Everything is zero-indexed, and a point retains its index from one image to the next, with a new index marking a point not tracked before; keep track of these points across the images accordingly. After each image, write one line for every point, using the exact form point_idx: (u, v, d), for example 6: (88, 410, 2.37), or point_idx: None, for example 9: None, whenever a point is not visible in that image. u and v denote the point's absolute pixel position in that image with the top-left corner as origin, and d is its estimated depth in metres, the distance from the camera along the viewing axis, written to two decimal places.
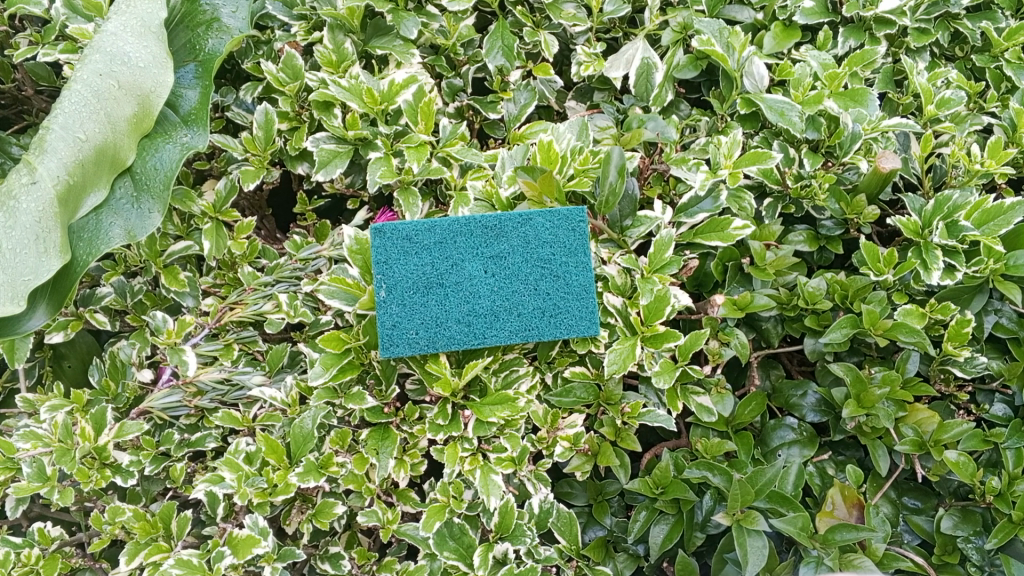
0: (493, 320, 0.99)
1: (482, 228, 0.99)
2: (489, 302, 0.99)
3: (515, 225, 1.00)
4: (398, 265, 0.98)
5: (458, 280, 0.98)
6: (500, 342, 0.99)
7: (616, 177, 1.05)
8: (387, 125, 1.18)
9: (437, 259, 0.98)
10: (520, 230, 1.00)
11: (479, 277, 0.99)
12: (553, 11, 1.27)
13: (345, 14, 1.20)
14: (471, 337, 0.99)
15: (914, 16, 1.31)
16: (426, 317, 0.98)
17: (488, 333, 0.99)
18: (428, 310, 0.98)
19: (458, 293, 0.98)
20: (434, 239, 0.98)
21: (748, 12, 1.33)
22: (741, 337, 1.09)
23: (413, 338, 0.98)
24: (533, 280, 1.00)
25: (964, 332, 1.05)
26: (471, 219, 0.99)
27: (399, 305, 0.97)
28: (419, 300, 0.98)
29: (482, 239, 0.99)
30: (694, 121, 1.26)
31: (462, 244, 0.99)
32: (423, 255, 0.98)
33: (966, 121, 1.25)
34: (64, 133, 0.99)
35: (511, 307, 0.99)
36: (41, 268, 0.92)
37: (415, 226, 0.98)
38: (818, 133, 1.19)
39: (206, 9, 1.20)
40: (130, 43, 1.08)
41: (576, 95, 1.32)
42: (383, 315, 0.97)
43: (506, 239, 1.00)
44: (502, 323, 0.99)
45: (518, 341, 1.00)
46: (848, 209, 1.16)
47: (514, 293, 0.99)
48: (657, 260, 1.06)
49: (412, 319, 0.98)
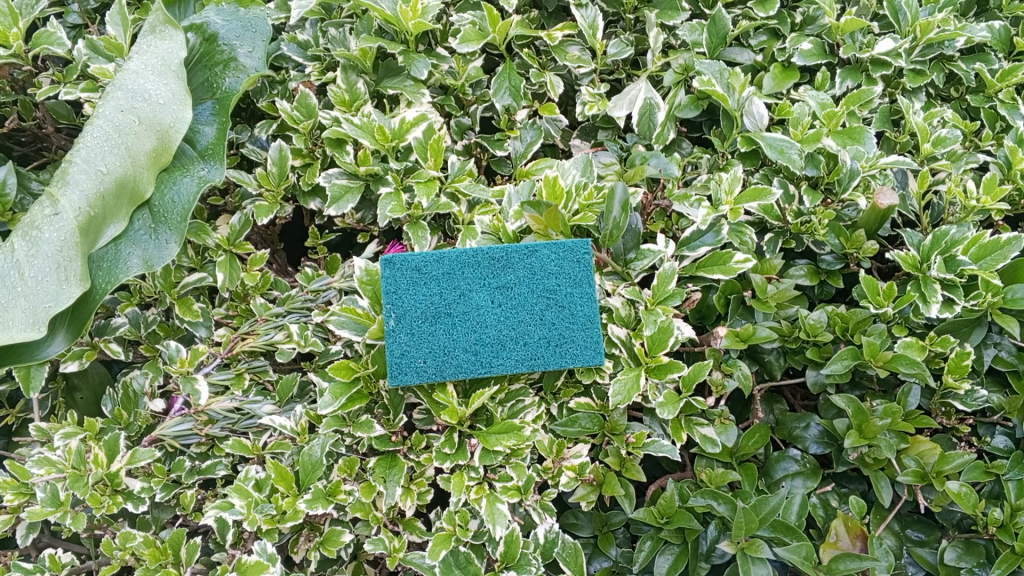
0: (499, 349, 1.01)
1: (489, 259, 1.02)
2: (496, 332, 1.01)
3: (521, 257, 1.03)
4: (407, 295, 1.00)
5: (466, 310, 1.01)
6: (506, 371, 1.01)
7: (620, 211, 1.09)
8: (398, 161, 1.21)
9: (446, 289, 1.01)
10: (526, 262, 1.03)
11: (486, 307, 1.01)
12: (558, 53, 1.31)
13: (359, 55, 1.25)
14: (479, 366, 1.01)
15: (909, 59, 1.36)
16: (434, 346, 1.00)
17: (495, 362, 1.01)
18: (435, 339, 1.00)
19: (465, 323, 1.01)
20: (443, 270, 1.01)
21: (748, 54, 1.38)
22: (744, 369, 1.10)
23: (421, 367, 1.00)
24: (538, 310, 1.02)
25: (964, 364, 1.07)
26: (478, 251, 1.02)
27: (407, 335, 1.00)
28: (428, 329, 1.00)
29: (489, 270, 1.02)
30: (696, 158, 1.29)
31: (470, 275, 1.02)
32: (432, 286, 1.01)
33: (961, 158, 1.28)
34: (87, 166, 1.03)
35: (518, 337, 1.02)
36: (61, 296, 0.94)
37: (424, 257, 1.01)
38: (817, 170, 1.22)
39: (223, 49, 1.25)
40: (151, 81, 1.12)
41: (581, 134, 1.36)
42: (392, 344, 0.99)
43: (513, 269, 1.03)
44: (508, 352, 1.01)
45: (524, 371, 1.01)
46: (847, 244, 1.19)
47: (521, 323, 1.02)
48: (661, 292, 1.08)
49: (420, 349, 1.00)
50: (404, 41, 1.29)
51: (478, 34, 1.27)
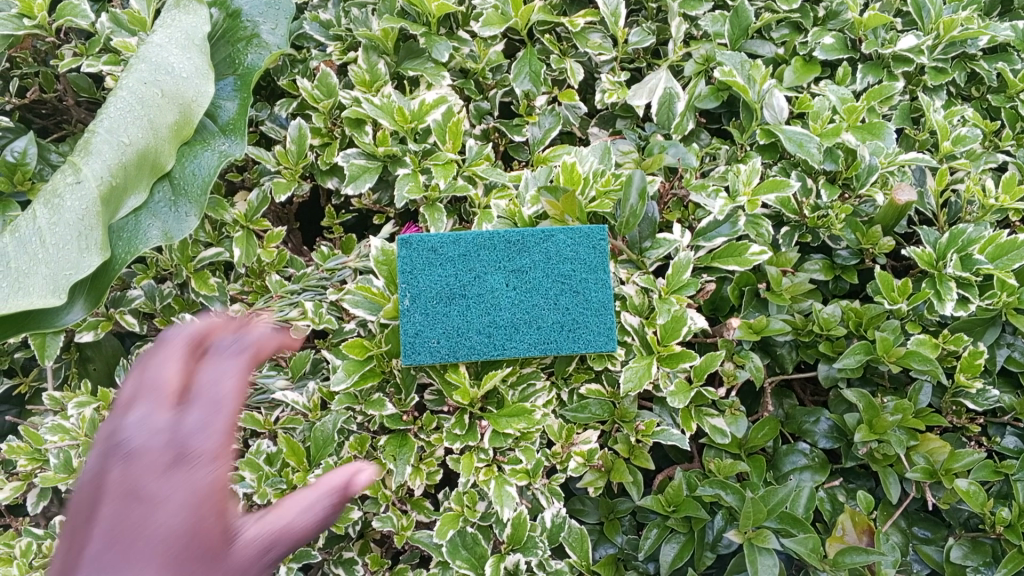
0: (512, 332, 1.02)
1: (505, 243, 1.02)
2: (509, 315, 1.02)
3: (537, 241, 1.03)
4: (422, 275, 1.01)
5: (480, 292, 1.02)
6: (519, 353, 1.02)
7: (637, 199, 1.09)
8: (416, 143, 1.22)
9: (460, 271, 1.02)
10: (542, 246, 1.03)
11: (500, 290, 1.02)
12: (580, 39, 1.31)
13: (380, 35, 1.25)
14: (491, 348, 1.01)
15: (931, 56, 1.36)
16: (447, 327, 1.01)
17: (508, 344, 1.02)
18: (449, 320, 1.01)
19: (479, 305, 1.01)
20: (458, 252, 1.02)
21: (770, 47, 1.36)
22: (756, 360, 1.10)
23: (434, 347, 1.01)
24: (553, 294, 1.03)
25: (978, 363, 1.06)
26: (495, 234, 1.02)
27: (421, 314, 1.01)
28: (442, 310, 1.01)
29: (504, 253, 1.02)
30: (714, 150, 1.28)
31: (485, 258, 1.02)
32: (447, 267, 1.01)
33: (981, 158, 1.28)
34: (109, 136, 1.05)
35: (531, 321, 1.02)
36: (82, 264, 0.94)
37: (442, 238, 1.02)
38: (836, 165, 1.21)
39: (247, 25, 1.25)
40: (175, 54, 1.13)
41: (599, 122, 1.35)
42: (406, 323, 1.00)
43: (529, 253, 1.03)
44: (522, 335, 1.02)
45: (537, 354, 1.02)
46: (864, 239, 1.18)
47: (535, 307, 1.02)
48: (675, 281, 1.09)
49: (434, 329, 1.01)
50: (426, 23, 1.29)
51: (500, 18, 1.26)
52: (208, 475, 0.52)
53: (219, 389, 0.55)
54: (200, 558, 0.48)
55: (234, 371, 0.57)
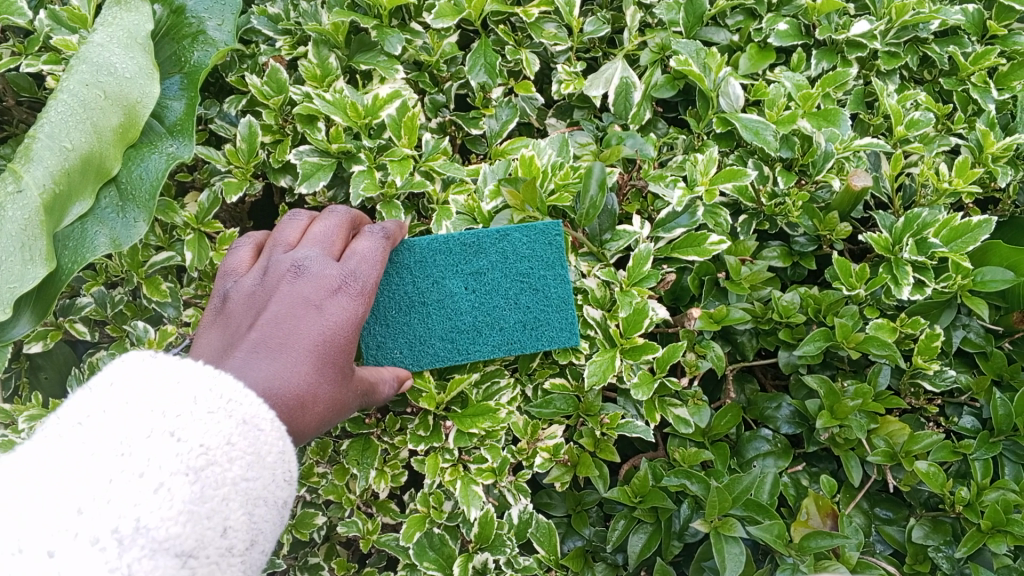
0: (474, 336, 1.09)
1: (460, 247, 1.09)
2: (470, 318, 1.09)
3: (492, 242, 1.09)
4: (382, 285, 1.09)
5: (440, 298, 1.10)
6: (483, 356, 1.09)
7: (597, 190, 1.08)
8: (371, 139, 1.19)
9: (418, 279, 1.09)
10: (498, 246, 1.09)
11: (460, 294, 1.10)
12: (534, 30, 1.30)
13: (330, 29, 1.22)
14: (455, 353, 1.08)
15: (885, 41, 1.37)
16: (410, 335, 1.09)
17: (472, 348, 1.09)
18: (411, 328, 1.09)
19: (440, 311, 1.10)
20: (415, 258, 1.09)
21: (724, 34, 1.37)
22: (718, 350, 1.11)
23: (398, 356, 1.08)
24: (512, 295, 1.10)
25: (934, 345, 1.08)
26: (448, 239, 1.09)
27: (383, 325, 1.09)
28: (403, 319, 1.09)
29: (461, 257, 1.09)
30: (671, 139, 1.28)
31: (442, 262, 1.09)
32: (405, 275, 1.09)
33: (934, 141, 1.29)
34: (51, 141, 1.01)
35: (492, 322, 1.10)
36: (26, 276, 0.93)
37: (396, 248, 1.08)
38: (791, 152, 1.22)
39: (192, 21, 1.21)
40: (117, 54, 1.09)
41: (557, 113, 1.33)
42: (368, 336, 1.08)
43: (484, 256, 1.10)
44: (484, 337, 1.09)
45: (500, 355, 1.08)
46: (821, 225, 1.19)
47: (496, 308, 1.10)
48: (636, 273, 1.08)
49: (396, 339, 1.09)
50: (378, 16, 1.26)
51: (454, 10, 1.25)
52: (360, 306, 0.91)
53: (367, 256, 0.94)
54: (346, 357, 0.87)
55: (378, 251, 0.96)
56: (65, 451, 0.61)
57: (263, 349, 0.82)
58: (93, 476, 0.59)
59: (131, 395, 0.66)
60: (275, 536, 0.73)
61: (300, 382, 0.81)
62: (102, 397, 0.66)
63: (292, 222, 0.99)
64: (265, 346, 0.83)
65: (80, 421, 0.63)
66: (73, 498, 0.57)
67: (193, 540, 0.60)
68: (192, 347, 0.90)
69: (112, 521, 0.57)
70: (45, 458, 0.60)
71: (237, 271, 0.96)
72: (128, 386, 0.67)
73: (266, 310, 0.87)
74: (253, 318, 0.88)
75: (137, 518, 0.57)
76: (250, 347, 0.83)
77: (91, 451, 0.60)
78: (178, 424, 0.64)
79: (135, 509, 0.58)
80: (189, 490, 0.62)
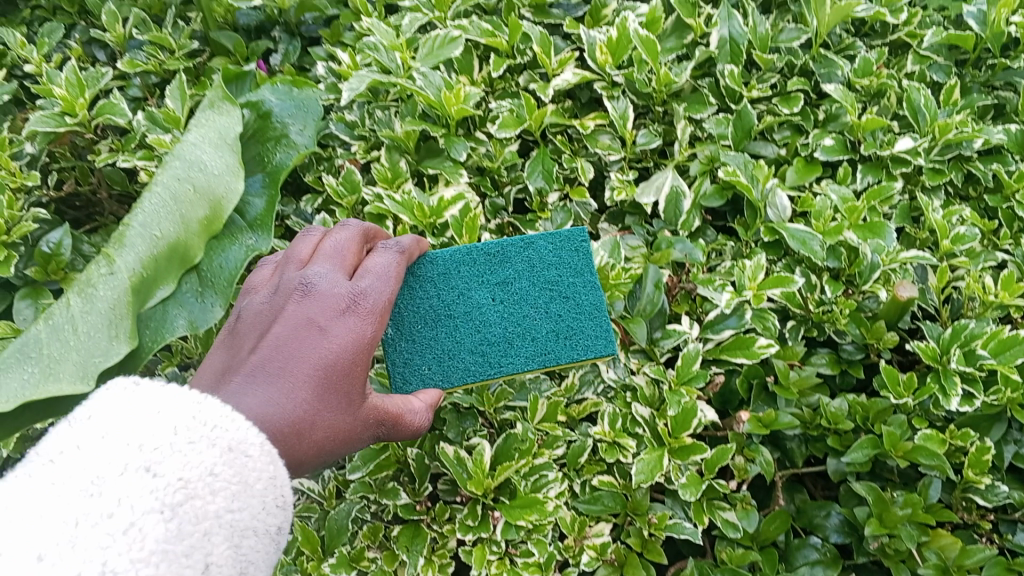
0: (507, 348, 1.08)
1: (484, 257, 1.12)
2: (500, 330, 1.09)
3: (518, 251, 1.13)
4: (405, 300, 1.09)
5: (467, 310, 1.10)
6: (517, 366, 1.06)
7: (653, 288, 1.19)
8: (434, 238, 1.26)
9: (443, 290, 1.10)
10: (523, 255, 1.13)
11: (486, 305, 1.10)
12: (590, 141, 1.39)
13: (402, 136, 1.32)
14: (489, 366, 1.06)
15: (929, 158, 1.42)
16: (437, 351, 1.07)
17: (504, 361, 1.07)
18: (439, 343, 1.08)
19: (467, 323, 1.09)
20: (439, 272, 1.11)
21: (772, 148, 1.44)
22: (766, 454, 1.12)
23: (426, 373, 1.06)
24: (542, 304, 1.11)
25: (985, 459, 1.07)
26: (473, 250, 1.13)
27: (409, 341, 1.07)
28: (430, 333, 1.08)
29: (485, 269, 1.12)
30: (720, 245, 1.33)
31: (466, 274, 1.11)
32: (429, 287, 1.09)
33: (980, 256, 1.31)
34: (143, 230, 1.11)
35: (524, 332, 1.09)
36: (110, 352, 0.99)
37: (419, 261, 1.10)
38: (838, 262, 1.27)
39: (277, 126, 1.33)
40: (208, 154, 1.20)
41: (609, 219, 1.39)
42: (394, 354, 1.06)
43: (510, 265, 1.13)
44: (516, 348, 1.08)
45: (535, 366, 1.07)
46: (868, 334, 1.22)
47: (526, 318, 1.10)
48: (685, 372, 1.13)
49: (424, 355, 1.07)
50: (446, 125, 1.37)
51: (516, 121, 1.35)
52: (370, 328, 0.88)
53: (380, 272, 0.92)
54: (353, 383, 0.84)
55: (391, 268, 0.94)
56: (37, 490, 0.58)
57: (263, 373, 0.80)
58: (58, 520, 0.56)
59: (110, 429, 0.62)
60: (270, 568, 0.68)
61: (298, 409, 0.79)
62: (76, 430, 0.63)
63: (302, 241, 0.97)
64: (263, 371, 0.80)
65: (50, 456, 0.60)
66: (34, 544, 0.54)
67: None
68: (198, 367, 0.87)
69: (76, 567, 0.53)
70: (14, 497, 0.57)
71: (253, 291, 0.94)
72: (106, 416, 0.64)
73: (270, 330, 0.85)
74: (256, 337, 0.85)
75: (103, 563, 0.54)
76: (249, 371, 0.80)
77: (62, 491, 0.57)
78: (154, 457, 0.61)
79: (102, 553, 0.54)
80: (162, 528, 0.58)
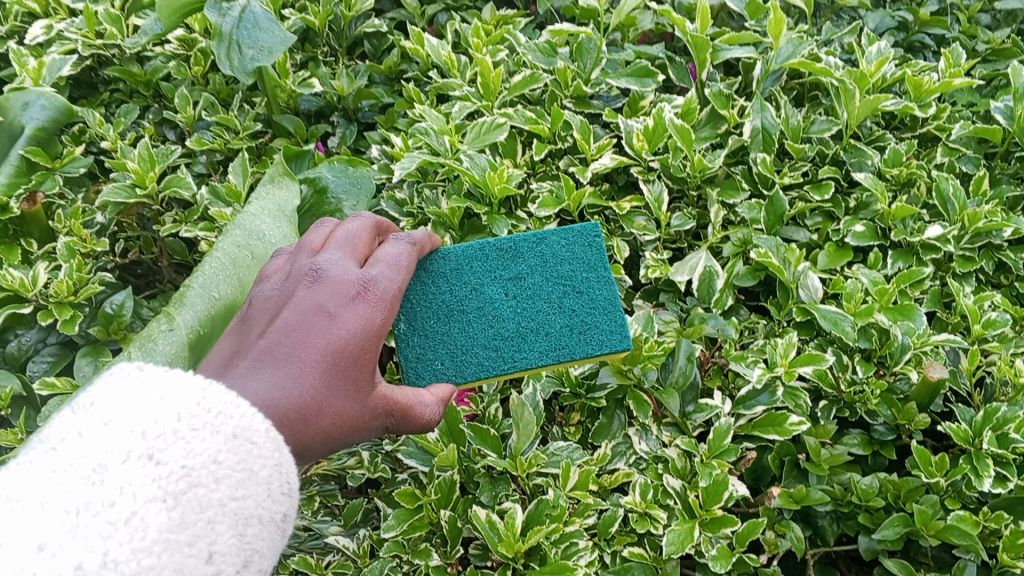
0: (520, 342, 1.11)
1: (496, 253, 1.18)
2: (514, 325, 1.13)
3: (531, 247, 1.18)
4: (417, 298, 1.15)
5: (479, 305, 1.15)
6: (530, 360, 1.10)
7: (685, 361, 1.22)
8: None
9: (456, 286, 1.16)
10: (536, 250, 1.18)
11: (499, 299, 1.15)
12: (626, 221, 1.45)
13: (448, 213, 1.41)
14: (501, 360, 1.10)
15: (959, 245, 1.45)
16: (451, 346, 1.12)
17: (518, 355, 1.10)
18: (453, 338, 1.12)
19: (480, 318, 1.14)
20: (451, 268, 1.17)
21: (804, 233, 1.48)
22: (797, 530, 1.12)
23: (439, 368, 1.10)
24: (556, 299, 1.14)
25: (1020, 542, 1.06)
26: (485, 247, 1.18)
27: (421, 336, 1.12)
28: (443, 328, 1.13)
29: (498, 264, 1.17)
30: (752, 323, 1.37)
31: (479, 269, 1.17)
32: (441, 284, 1.15)
33: (1012, 341, 1.33)
34: (202, 291, 1.18)
35: (538, 328, 1.12)
36: None
37: (432, 257, 1.17)
38: (869, 343, 1.28)
39: (332, 201, 1.42)
40: (266, 224, 1.29)
41: (644, 295, 1.43)
42: (408, 349, 1.12)
43: (523, 260, 1.17)
44: (529, 342, 1.11)
45: (549, 360, 1.09)
46: (900, 415, 1.23)
47: (540, 312, 1.13)
48: (716, 446, 1.15)
49: (437, 351, 1.12)
50: (489, 204, 1.45)
51: (555, 200, 1.42)
52: (380, 315, 0.91)
53: (390, 263, 0.96)
54: (361, 368, 0.88)
55: (401, 259, 0.98)
56: (39, 476, 0.62)
57: (270, 357, 0.83)
58: (61, 508, 0.59)
59: (112, 415, 0.66)
60: (272, 554, 0.71)
61: (304, 394, 0.82)
62: (79, 417, 0.67)
63: (314, 232, 1.01)
64: (270, 355, 0.84)
65: (53, 444, 0.64)
66: (35, 535, 0.57)
67: (170, 569, 0.60)
68: (211, 352, 0.91)
69: (76, 557, 0.57)
70: (18, 483, 0.61)
71: (264, 279, 0.98)
72: (106, 402, 0.68)
73: (280, 315, 0.89)
74: (267, 322, 0.89)
75: (104, 553, 0.58)
76: (257, 355, 0.84)
77: (65, 479, 0.61)
78: (154, 445, 0.64)
79: (104, 543, 0.58)
80: (163, 517, 0.61)
